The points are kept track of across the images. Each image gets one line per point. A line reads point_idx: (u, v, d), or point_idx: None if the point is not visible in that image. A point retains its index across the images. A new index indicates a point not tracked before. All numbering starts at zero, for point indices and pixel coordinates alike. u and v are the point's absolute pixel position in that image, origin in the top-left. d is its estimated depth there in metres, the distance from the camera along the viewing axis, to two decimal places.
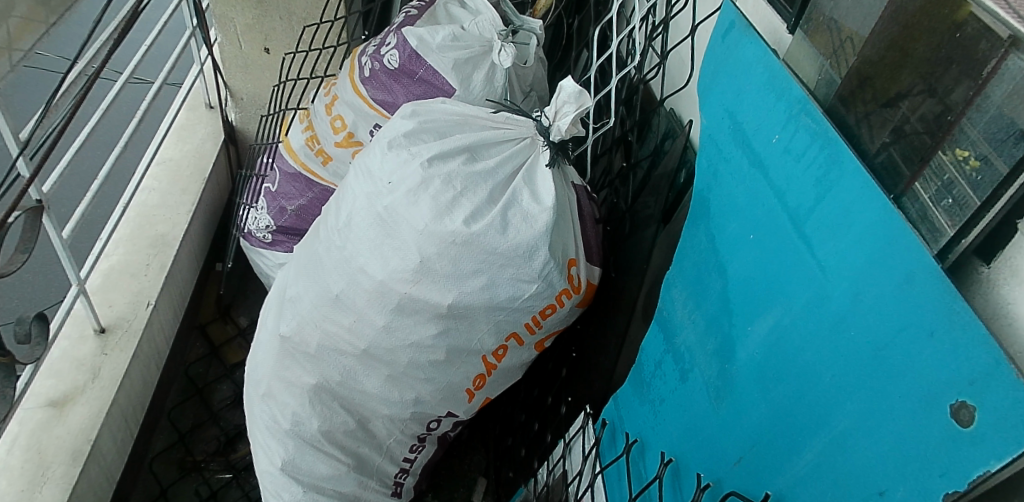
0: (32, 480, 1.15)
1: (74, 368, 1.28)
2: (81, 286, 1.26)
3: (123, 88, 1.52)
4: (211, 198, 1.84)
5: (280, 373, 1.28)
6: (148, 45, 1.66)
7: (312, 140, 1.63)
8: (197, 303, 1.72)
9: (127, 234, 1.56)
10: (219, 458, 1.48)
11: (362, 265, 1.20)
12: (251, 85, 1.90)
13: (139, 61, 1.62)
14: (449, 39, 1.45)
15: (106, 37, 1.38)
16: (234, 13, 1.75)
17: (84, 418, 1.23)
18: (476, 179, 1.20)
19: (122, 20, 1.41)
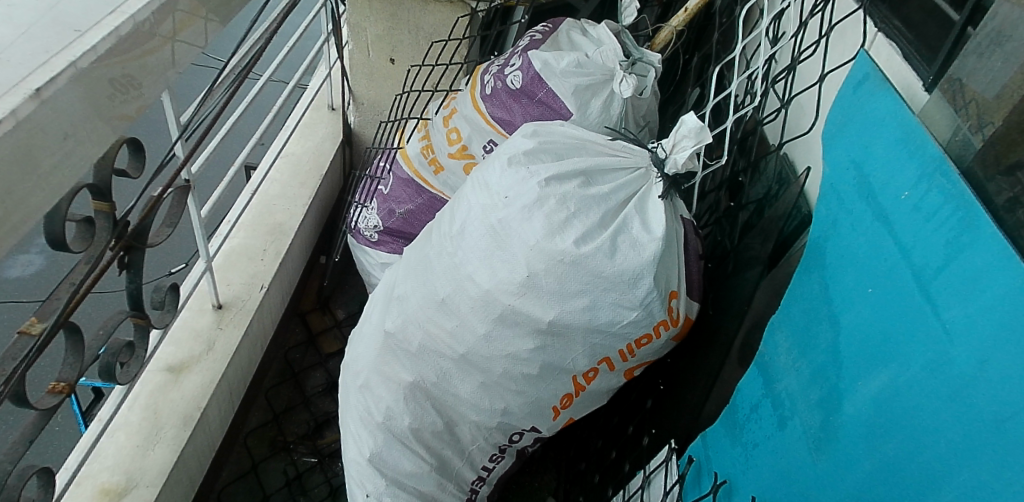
0: (147, 437, 1.19)
1: (194, 337, 1.35)
2: (208, 262, 1.34)
3: (263, 86, 1.63)
4: (325, 193, 1.94)
5: (379, 367, 1.33)
6: (288, 48, 1.78)
7: (427, 149, 1.71)
8: (301, 291, 1.81)
9: (249, 219, 1.66)
10: (307, 442, 1.55)
11: (470, 273, 1.24)
12: (374, 93, 2.02)
13: (279, 61, 1.73)
14: (573, 65, 1.50)
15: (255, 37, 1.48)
16: (368, 24, 1.87)
17: (197, 386, 1.29)
18: (590, 202, 1.23)
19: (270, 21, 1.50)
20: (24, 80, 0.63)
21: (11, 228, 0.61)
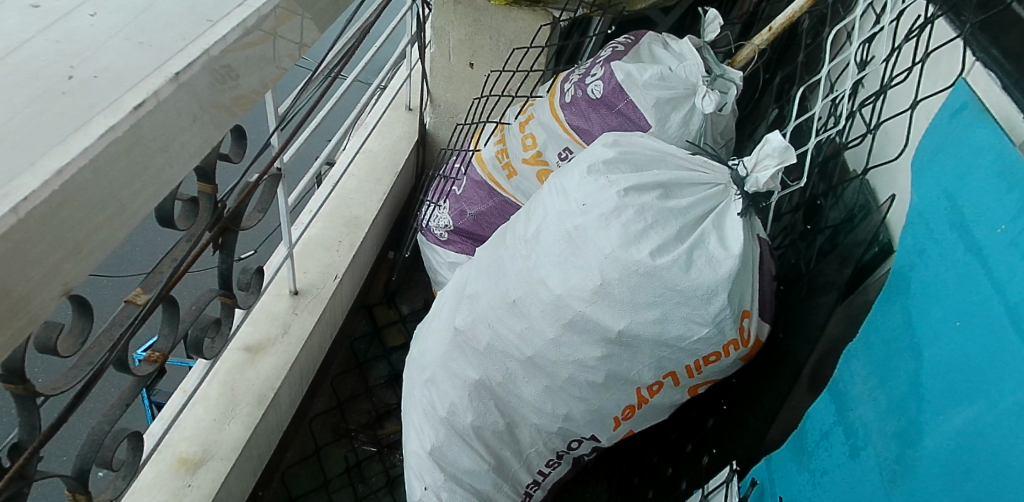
0: (223, 412, 1.24)
1: (270, 320, 1.40)
2: (290, 249, 1.39)
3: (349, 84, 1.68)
4: (399, 191, 1.99)
5: (446, 363, 1.36)
6: (375, 49, 1.84)
7: (502, 153, 1.73)
8: (369, 284, 1.86)
9: (327, 211, 1.71)
10: (368, 431, 1.59)
11: (543, 277, 1.26)
12: (452, 96, 2.07)
13: (366, 61, 1.79)
14: (655, 77, 1.51)
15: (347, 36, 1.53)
16: (451, 28, 1.92)
17: (272, 367, 1.33)
18: (668, 215, 1.23)
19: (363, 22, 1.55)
20: (164, 64, 0.67)
21: (149, 197, 0.64)
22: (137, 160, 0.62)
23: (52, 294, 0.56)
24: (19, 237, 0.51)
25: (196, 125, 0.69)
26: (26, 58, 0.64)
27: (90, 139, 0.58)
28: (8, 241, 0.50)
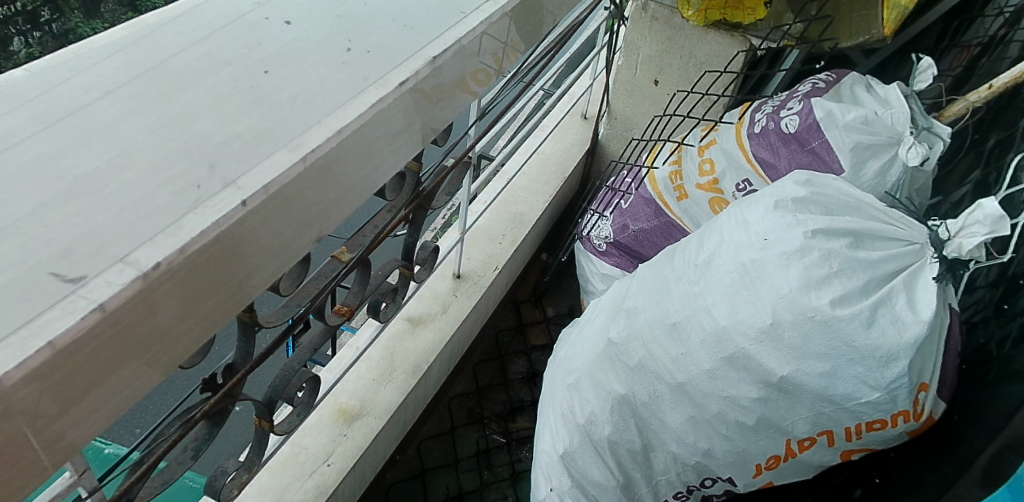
0: (382, 374, 1.34)
1: (433, 298, 1.50)
2: (462, 235, 1.47)
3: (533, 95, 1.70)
4: (564, 196, 2.05)
5: (592, 371, 1.37)
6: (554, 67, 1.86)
7: (676, 175, 1.74)
8: (521, 281, 1.92)
9: (497, 204, 1.79)
10: (500, 421, 1.67)
11: (709, 306, 1.23)
12: (631, 110, 2.10)
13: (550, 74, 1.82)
14: (859, 120, 1.45)
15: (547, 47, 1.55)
16: (643, 43, 1.95)
17: (430, 341, 1.42)
18: (855, 265, 1.18)
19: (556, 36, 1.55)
20: (411, 56, 0.78)
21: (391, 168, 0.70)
22: (383, 139, 0.72)
23: (308, 240, 0.65)
24: (302, 188, 0.62)
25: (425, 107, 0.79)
26: (314, 34, 0.79)
27: (355, 113, 0.69)
28: (297, 182, 0.62)
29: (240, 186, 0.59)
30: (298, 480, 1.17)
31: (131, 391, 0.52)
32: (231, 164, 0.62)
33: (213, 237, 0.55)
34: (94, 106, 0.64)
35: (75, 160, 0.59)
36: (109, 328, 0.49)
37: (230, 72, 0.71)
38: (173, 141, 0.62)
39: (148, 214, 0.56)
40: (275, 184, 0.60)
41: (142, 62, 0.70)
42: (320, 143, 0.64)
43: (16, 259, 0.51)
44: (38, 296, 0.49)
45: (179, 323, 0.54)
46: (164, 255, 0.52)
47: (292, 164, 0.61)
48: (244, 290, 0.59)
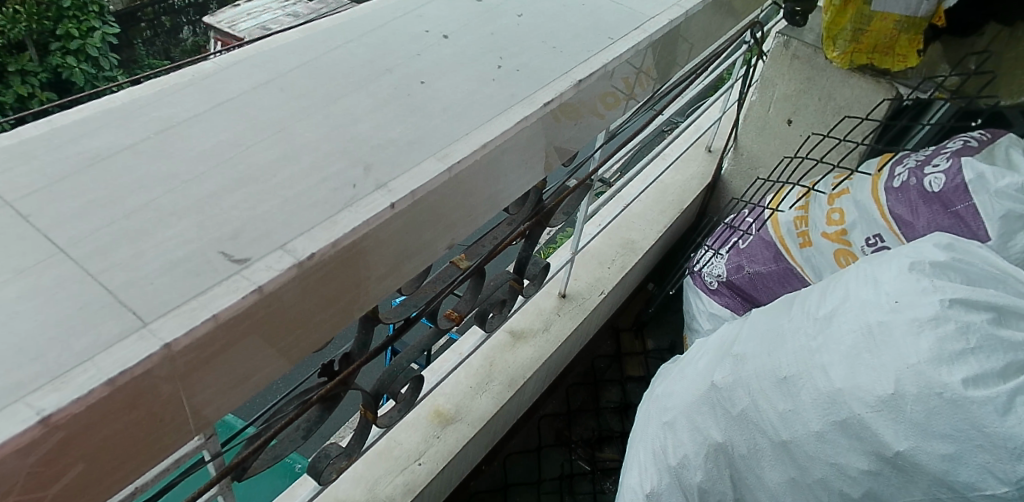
0: (479, 383, 1.37)
1: (537, 314, 1.54)
2: (574, 255, 1.51)
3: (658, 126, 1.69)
4: (678, 227, 2.02)
5: (691, 413, 1.33)
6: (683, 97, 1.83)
7: (802, 220, 1.69)
8: (623, 309, 1.96)
9: (610, 229, 1.82)
10: (587, 447, 1.69)
11: (825, 364, 1.17)
12: (760, 148, 2.05)
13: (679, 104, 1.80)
14: (1016, 188, 1.33)
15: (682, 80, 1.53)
16: (781, 81, 1.90)
17: (529, 355, 1.45)
18: (996, 344, 1.09)
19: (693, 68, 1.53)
20: (553, 82, 0.95)
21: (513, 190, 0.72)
22: (503, 164, 0.87)
23: (444, 243, 0.82)
24: (436, 200, 0.77)
25: (550, 128, 0.94)
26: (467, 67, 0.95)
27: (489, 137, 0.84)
28: (441, 188, 0.77)
29: (390, 190, 0.74)
30: (390, 474, 1.21)
31: (267, 371, 0.65)
32: (383, 168, 0.77)
33: (360, 236, 0.69)
34: (268, 91, 0.86)
35: (257, 152, 0.77)
36: (265, 307, 0.62)
37: (392, 79, 0.91)
38: (330, 142, 0.80)
39: (306, 206, 0.71)
40: (419, 192, 0.74)
41: (306, 55, 0.93)
42: (462, 158, 0.79)
43: (193, 234, 0.67)
44: (208, 270, 0.64)
45: (312, 315, 0.67)
46: (320, 247, 0.66)
47: (439, 174, 0.77)
48: (367, 294, 0.73)
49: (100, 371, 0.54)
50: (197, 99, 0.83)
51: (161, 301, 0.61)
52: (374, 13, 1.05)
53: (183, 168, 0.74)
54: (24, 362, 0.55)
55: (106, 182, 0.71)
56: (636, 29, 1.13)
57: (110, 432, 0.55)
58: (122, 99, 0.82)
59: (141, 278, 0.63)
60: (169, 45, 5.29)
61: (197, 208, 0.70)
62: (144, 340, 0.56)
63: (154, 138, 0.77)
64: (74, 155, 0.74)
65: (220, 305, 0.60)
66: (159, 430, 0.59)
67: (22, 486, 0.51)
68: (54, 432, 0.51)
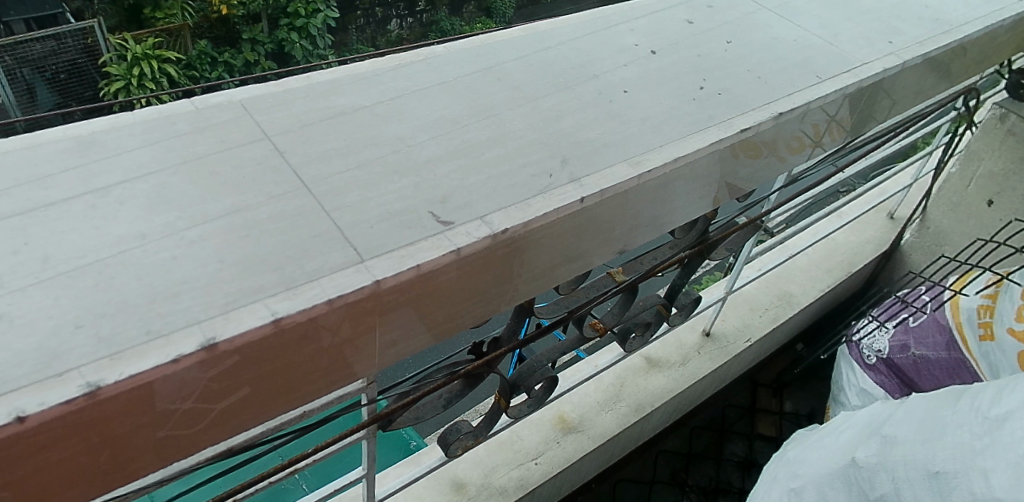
0: (607, 400, 1.44)
1: (676, 347, 1.58)
2: (725, 296, 1.55)
3: (836, 182, 1.61)
4: (841, 292, 1.91)
5: (823, 486, 1.28)
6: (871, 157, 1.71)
7: (987, 310, 1.59)
8: (765, 364, 1.89)
9: (770, 279, 1.81)
10: (701, 494, 1.64)
11: (986, 467, 1.04)
12: (950, 224, 1.88)
13: (866, 162, 1.69)
14: None
15: (877, 136, 1.43)
16: (989, 157, 1.74)
17: (660, 385, 1.50)
18: None
19: (892, 126, 1.45)
20: (753, 109, 1.08)
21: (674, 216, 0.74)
22: (676, 190, 1.00)
23: (613, 248, 0.97)
24: (618, 206, 0.92)
25: (727, 163, 1.04)
26: (658, 112, 1.06)
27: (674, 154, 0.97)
28: (623, 196, 0.92)
29: (582, 185, 0.90)
30: (506, 466, 1.30)
31: (455, 311, 0.84)
32: (579, 163, 0.95)
33: (552, 221, 0.86)
34: (480, 78, 1.11)
35: (472, 130, 1.00)
36: (463, 263, 0.80)
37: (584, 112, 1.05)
38: (533, 131, 1.00)
39: (507, 186, 0.90)
40: (608, 191, 0.90)
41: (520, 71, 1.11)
42: (653, 167, 0.94)
43: (410, 193, 0.88)
44: (417, 226, 0.83)
45: (493, 281, 0.86)
46: (512, 224, 0.83)
47: (625, 179, 0.91)
48: (541, 271, 0.90)
49: (323, 290, 0.74)
50: (424, 79, 1.10)
51: (376, 244, 0.80)
52: (587, 24, 1.30)
53: (408, 134, 0.98)
54: (267, 273, 0.76)
55: (344, 134, 0.98)
56: (847, 72, 1.19)
57: (319, 346, 0.74)
58: (365, 68, 1.11)
59: (364, 222, 0.84)
60: (376, 34, 5.72)
61: (414, 171, 0.92)
62: (360, 273, 0.76)
63: (385, 103, 1.04)
64: (324, 107, 1.03)
65: (423, 258, 0.78)
66: (363, 347, 0.78)
67: (199, 393, 0.68)
68: (277, 332, 0.70)
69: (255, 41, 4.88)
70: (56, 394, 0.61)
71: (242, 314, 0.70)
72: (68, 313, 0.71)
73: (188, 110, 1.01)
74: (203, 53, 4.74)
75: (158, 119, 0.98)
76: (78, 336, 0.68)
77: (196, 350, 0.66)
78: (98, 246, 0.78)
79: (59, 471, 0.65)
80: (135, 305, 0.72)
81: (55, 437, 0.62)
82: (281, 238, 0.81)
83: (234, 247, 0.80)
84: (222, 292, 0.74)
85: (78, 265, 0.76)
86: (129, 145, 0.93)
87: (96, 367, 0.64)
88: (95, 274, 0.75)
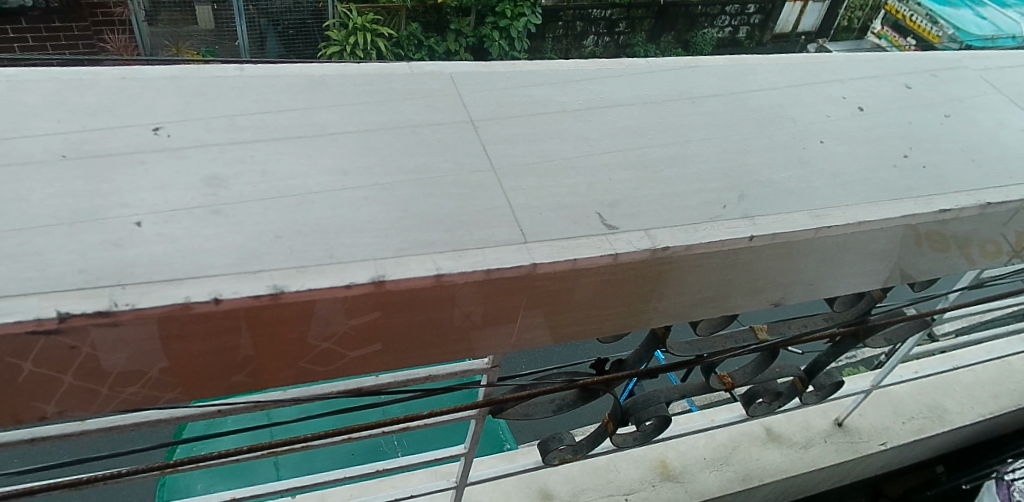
0: (715, 461, 1.65)
1: (802, 429, 1.73)
2: (870, 389, 1.47)
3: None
4: (997, 421, 1.93)
5: None
6: None
7: None
8: (895, 477, 2.03)
9: (920, 388, 1.86)
10: None
11: None
12: None
13: None
14: None
15: None
16: None
17: (772, 461, 1.67)
18: None
19: None
20: (958, 192, 1.18)
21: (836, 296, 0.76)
22: (846, 262, 1.12)
23: (766, 300, 1.13)
24: (783, 253, 1.07)
25: (908, 250, 1.15)
26: (819, 186, 1.17)
27: (856, 219, 1.09)
28: (798, 243, 1.07)
29: (753, 222, 1.06)
30: (610, 490, 1.56)
31: (612, 312, 1.04)
32: (755, 202, 1.12)
33: (717, 248, 1.03)
34: (681, 103, 1.34)
35: (658, 147, 1.22)
36: (623, 266, 0.99)
37: (752, 159, 1.22)
38: (714, 161, 1.20)
39: (679, 206, 1.09)
40: (779, 236, 1.05)
41: (710, 109, 1.33)
42: (834, 224, 1.07)
43: (581, 191, 1.11)
44: (585, 224, 1.04)
45: (649, 286, 1.03)
46: (675, 244, 1.01)
47: (802, 228, 1.06)
48: (704, 293, 1.07)
49: (484, 259, 0.95)
50: (625, 91, 1.36)
51: (541, 231, 1.02)
52: (797, 69, 1.48)
53: (592, 137, 1.23)
54: (439, 232, 1.00)
55: (557, 123, 1.26)
56: None
57: (474, 309, 0.96)
58: (567, 68, 1.42)
59: (533, 208, 1.06)
60: (571, 47, 5.87)
61: (590, 173, 1.15)
62: (520, 252, 0.97)
63: (583, 109, 1.31)
64: (523, 97, 1.32)
65: (581, 254, 0.97)
66: (519, 319, 1.00)
67: (335, 337, 0.93)
68: (436, 285, 0.92)
69: (459, 32, 5.21)
70: (250, 287, 0.88)
71: (413, 263, 0.94)
72: (273, 224, 0.99)
73: (405, 73, 1.35)
74: (412, 35, 5.08)
75: (376, 75, 1.33)
76: (276, 244, 0.96)
77: (366, 282, 0.90)
78: (306, 174, 1.08)
79: (217, 356, 0.90)
80: (328, 231, 0.99)
81: (231, 322, 0.87)
82: (456, 203, 1.07)
83: (442, 187, 1.09)
84: (399, 238, 0.98)
85: (290, 189, 1.05)
86: (355, 103, 1.25)
87: (285, 275, 0.90)
88: (299, 199, 1.04)
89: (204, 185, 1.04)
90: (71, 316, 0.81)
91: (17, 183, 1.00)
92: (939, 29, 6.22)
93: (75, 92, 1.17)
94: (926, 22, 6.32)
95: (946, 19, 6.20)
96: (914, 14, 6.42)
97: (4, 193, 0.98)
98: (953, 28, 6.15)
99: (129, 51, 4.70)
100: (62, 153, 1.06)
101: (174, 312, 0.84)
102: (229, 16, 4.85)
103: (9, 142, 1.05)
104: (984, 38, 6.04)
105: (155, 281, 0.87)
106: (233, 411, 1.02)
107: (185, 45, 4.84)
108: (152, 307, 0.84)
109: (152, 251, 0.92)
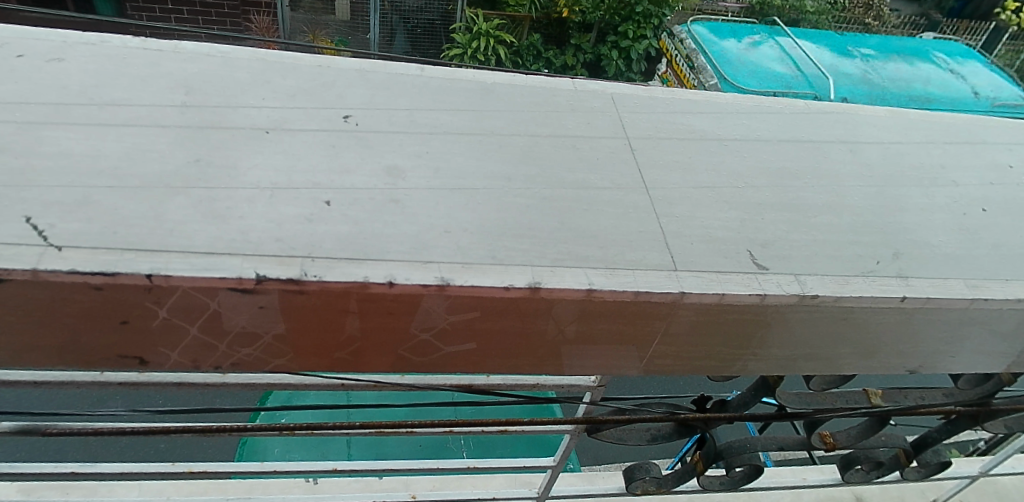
0: None
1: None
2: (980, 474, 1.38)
3: None
4: None
5: None
6: None
7: None
8: None
9: None
10: None
11: None
12: None
13: None
14: None
15: None
16: None
17: None
18: None
19: None
20: None
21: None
22: (988, 340, 1.07)
23: (901, 366, 1.09)
24: (934, 320, 1.03)
25: None
26: (979, 256, 1.12)
27: (1016, 297, 1.04)
28: (955, 313, 1.02)
29: (907, 282, 1.03)
30: None
31: (741, 352, 1.03)
32: (913, 262, 1.08)
33: (867, 305, 1.00)
34: (841, 149, 1.33)
35: (815, 192, 1.21)
36: (765, 309, 0.98)
37: (910, 216, 1.19)
38: (871, 214, 1.18)
39: (836, 256, 1.07)
40: (933, 300, 1.01)
41: (870, 160, 1.31)
42: (990, 299, 1.03)
43: (733, 225, 1.11)
44: (733, 259, 1.04)
45: (787, 332, 1.02)
46: (825, 294, 0.99)
47: (961, 298, 1.02)
48: (841, 348, 1.04)
49: (635, 280, 0.97)
50: (784, 131, 1.36)
51: (693, 261, 1.03)
52: (957, 130, 1.44)
53: (748, 175, 1.23)
54: (594, 248, 1.03)
55: (712, 155, 1.27)
56: None
57: (611, 328, 0.98)
58: (726, 101, 1.43)
59: (686, 236, 1.08)
60: None
61: (744, 208, 1.15)
62: (670, 278, 0.98)
63: (740, 140, 1.32)
64: (680, 124, 1.34)
65: (730, 290, 0.97)
66: (643, 346, 1.00)
67: (437, 329, 0.96)
68: (586, 299, 0.94)
69: (579, 48, 5.25)
70: (420, 276, 0.93)
71: (569, 275, 0.97)
72: (443, 218, 1.05)
73: (569, 90, 1.41)
74: (532, 45, 5.19)
75: (543, 88, 1.39)
76: (444, 239, 1.01)
77: (523, 287, 0.93)
78: (474, 176, 1.14)
79: (349, 336, 0.96)
80: (492, 231, 1.03)
81: (396, 307, 0.93)
82: (614, 220, 1.09)
83: (598, 209, 1.11)
84: (556, 248, 1.02)
85: (459, 185, 1.11)
86: (519, 113, 1.31)
87: (452, 268, 0.95)
88: (469, 196, 1.10)
89: (386, 174, 1.12)
90: (267, 279, 0.89)
91: (225, 151, 1.11)
92: (698, 74, 4.05)
93: (277, 75, 1.30)
94: (687, 68, 4.26)
95: (714, 65, 3.96)
96: (681, 54, 4.42)
97: (217, 158, 1.09)
98: (717, 75, 3.89)
99: (269, 35, 5.02)
100: (265, 129, 1.17)
101: (351, 289, 0.90)
102: (365, 10, 5.06)
103: (223, 114, 1.18)
104: (762, 91, 3.76)
105: (339, 257, 0.94)
106: (355, 387, 1.09)
107: (320, 33, 5.11)
108: (336, 281, 0.90)
109: (338, 230, 0.99)
